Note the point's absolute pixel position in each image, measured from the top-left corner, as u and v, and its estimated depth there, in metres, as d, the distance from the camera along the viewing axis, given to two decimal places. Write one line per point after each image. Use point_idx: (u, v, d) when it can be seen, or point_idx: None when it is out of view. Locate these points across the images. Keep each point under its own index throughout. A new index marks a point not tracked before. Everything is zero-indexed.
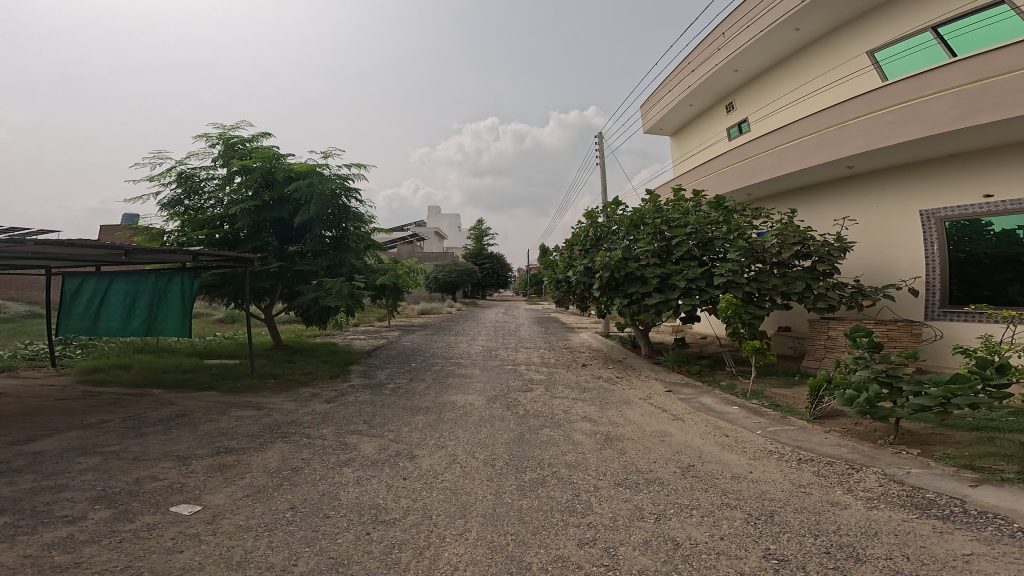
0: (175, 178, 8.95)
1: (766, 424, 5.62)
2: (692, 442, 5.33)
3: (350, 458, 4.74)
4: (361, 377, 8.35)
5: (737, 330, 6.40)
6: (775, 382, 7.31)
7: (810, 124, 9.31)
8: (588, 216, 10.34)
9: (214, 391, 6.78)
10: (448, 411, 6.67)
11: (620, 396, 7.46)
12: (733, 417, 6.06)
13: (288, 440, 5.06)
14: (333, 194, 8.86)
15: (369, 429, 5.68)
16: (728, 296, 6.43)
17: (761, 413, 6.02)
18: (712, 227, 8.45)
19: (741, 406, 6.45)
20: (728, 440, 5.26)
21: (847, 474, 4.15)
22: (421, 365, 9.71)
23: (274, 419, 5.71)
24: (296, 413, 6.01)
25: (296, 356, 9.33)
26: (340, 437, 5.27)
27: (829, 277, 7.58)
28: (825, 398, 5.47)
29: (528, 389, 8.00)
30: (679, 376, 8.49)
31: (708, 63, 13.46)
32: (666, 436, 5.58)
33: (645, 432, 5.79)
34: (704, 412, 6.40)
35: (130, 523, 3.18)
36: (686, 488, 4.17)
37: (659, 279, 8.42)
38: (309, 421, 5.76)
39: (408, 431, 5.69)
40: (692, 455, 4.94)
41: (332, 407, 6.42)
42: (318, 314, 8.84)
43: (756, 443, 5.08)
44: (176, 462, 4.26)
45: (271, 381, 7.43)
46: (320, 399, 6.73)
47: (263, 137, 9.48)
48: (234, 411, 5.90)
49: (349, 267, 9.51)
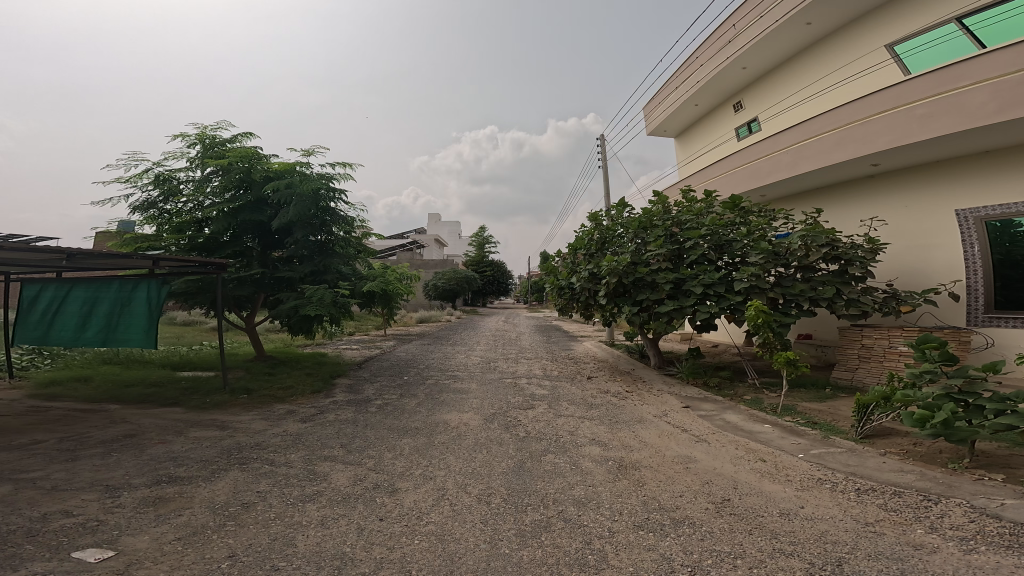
0: (152, 181, 8.42)
1: (808, 446, 4.86)
2: (722, 469, 4.59)
3: (316, 492, 4.00)
4: (345, 391, 7.58)
5: (764, 340, 5.68)
6: (806, 396, 6.55)
7: (830, 120, 8.71)
8: (591, 218, 9.71)
9: (178, 408, 6.05)
10: (439, 433, 5.92)
11: (632, 414, 6.69)
12: (767, 438, 5.29)
13: (246, 467, 4.34)
14: (315, 195, 8.20)
15: (347, 455, 4.93)
16: (755, 302, 5.67)
17: (799, 433, 5.26)
18: (728, 229, 7.78)
19: (773, 424, 5.68)
20: (767, 467, 4.49)
21: (924, 508, 3.40)
22: (414, 379, 8.92)
23: (237, 441, 4.99)
24: (264, 435, 5.27)
25: (277, 369, 8.57)
26: (309, 465, 4.55)
27: (860, 282, 6.90)
28: (874, 415, 4.76)
29: (529, 406, 7.24)
30: (696, 390, 7.73)
31: (715, 60, 12.97)
32: (689, 463, 4.84)
33: (663, 457, 5.04)
34: (731, 432, 5.63)
35: (12, 572, 2.56)
36: (723, 530, 3.43)
37: (672, 285, 7.69)
38: (277, 444, 5.03)
39: (391, 458, 4.94)
40: (725, 486, 4.20)
41: (308, 428, 5.68)
42: (301, 323, 8.12)
43: (800, 470, 4.33)
44: (102, 494, 3.62)
45: (244, 396, 6.69)
46: (296, 417, 6.00)
47: (246, 136, 8.92)
48: (192, 431, 5.17)
49: (337, 273, 8.81)
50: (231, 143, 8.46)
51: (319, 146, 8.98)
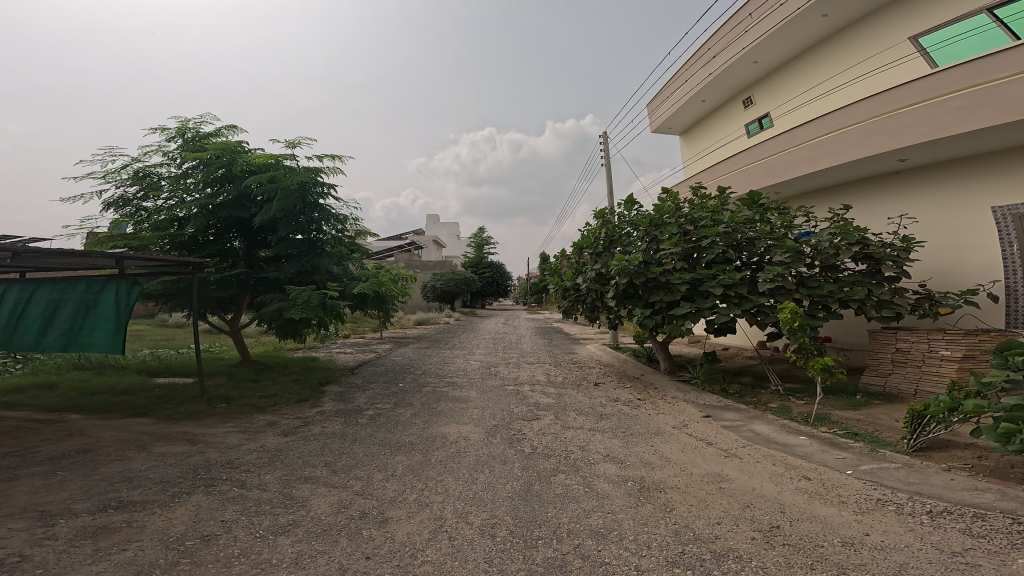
0: (130, 176, 7.87)
1: (856, 461, 4.36)
2: (763, 490, 4.04)
3: (291, 522, 3.41)
4: (334, 400, 6.97)
5: (798, 346, 5.14)
6: (839, 404, 6.05)
7: (853, 113, 8.24)
8: (598, 215, 9.17)
9: (147, 418, 5.46)
10: (437, 448, 5.34)
11: (649, 426, 6.12)
12: (806, 451, 4.76)
13: (212, 490, 3.76)
14: (301, 189, 7.60)
15: (330, 476, 4.34)
16: (789, 304, 5.14)
17: (842, 446, 4.74)
18: (747, 226, 7.27)
19: (810, 436, 5.15)
20: (814, 486, 4.00)
21: (1018, 535, 2.94)
22: (410, 386, 8.30)
23: (207, 458, 4.41)
24: (238, 451, 4.68)
25: (261, 375, 7.94)
26: (286, 488, 3.96)
27: (893, 282, 6.40)
28: (930, 425, 4.31)
29: (534, 417, 6.67)
30: (714, 397, 7.18)
31: (724, 54, 12.49)
32: (722, 483, 4.27)
33: (691, 476, 4.48)
34: (763, 445, 5.08)
35: None
36: (778, 564, 2.90)
37: (688, 286, 7.14)
38: (252, 462, 4.44)
39: (382, 480, 4.35)
40: (771, 510, 3.67)
41: (289, 442, 5.09)
42: (287, 325, 7.51)
43: (854, 489, 3.85)
44: (35, 521, 3.05)
45: (222, 406, 6.08)
46: (276, 430, 5.40)
47: (229, 129, 8.36)
48: (157, 446, 4.58)
49: (326, 272, 8.20)
50: (214, 135, 7.89)
51: (307, 137, 8.40)
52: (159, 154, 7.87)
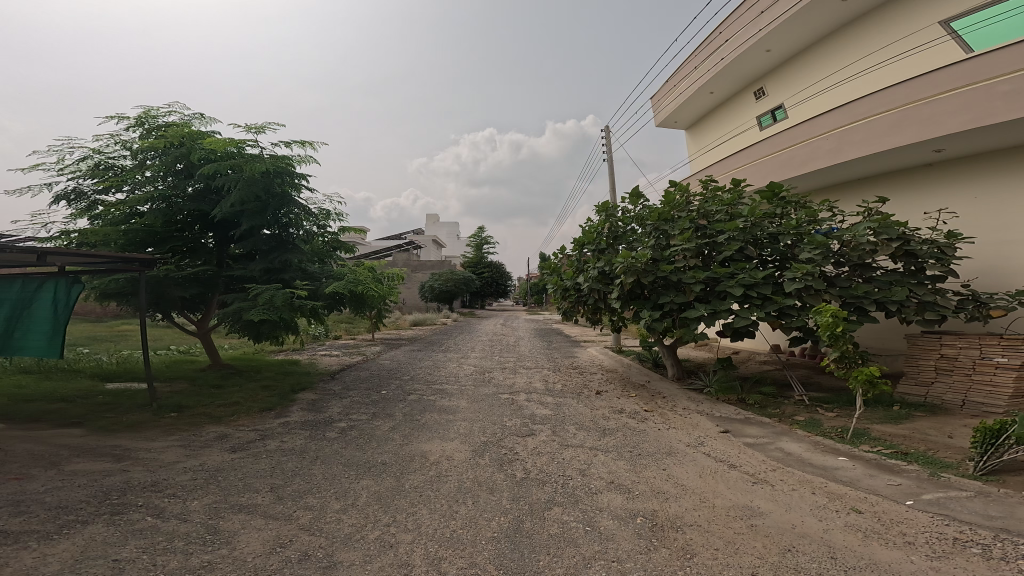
0: (85, 167, 7.21)
1: (917, 489, 3.65)
2: (805, 528, 3.29)
3: (204, 564, 2.71)
4: (305, 409, 6.23)
5: (839, 354, 4.36)
6: (878, 417, 5.34)
7: (882, 100, 7.53)
8: (601, 208, 8.42)
9: (77, 430, 4.78)
10: (413, 470, 4.61)
11: (658, 444, 5.37)
12: (851, 476, 4.02)
13: (116, 520, 3.12)
14: (268, 178, 6.85)
15: (274, 504, 3.60)
16: (829, 306, 4.42)
17: (896, 470, 4.02)
18: (768, 221, 6.53)
19: (852, 457, 4.41)
20: (868, 521, 3.29)
21: None
22: (393, 394, 7.52)
23: (127, 480, 3.74)
24: (169, 471, 3.99)
25: (227, 381, 7.20)
26: (211, 520, 3.26)
27: (934, 283, 5.68)
28: (1007, 445, 3.66)
29: (528, 432, 5.91)
30: (732, 409, 6.43)
31: (735, 42, 11.74)
32: (754, 519, 3.51)
33: (712, 509, 3.74)
34: (796, 469, 4.33)
35: None
36: None
37: (702, 286, 6.40)
38: (182, 486, 3.74)
39: (338, 511, 3.63)
40: (819, 555, 2.94)
41: (236, 460, 4.37)
42: (250, 326, 6.75)
43: (921, 524, 3.17)
44: None
45: (171, 416, 5.37)
46: (224, 446, 4.68)
47: (195, 118, 7.65)
48: (72, 463, 3.92)
49: (298, 270, 7.46)
50: (178, 123, 7.17)
51: (277, 122, 7.63)
52: (117, 144, 7.17)
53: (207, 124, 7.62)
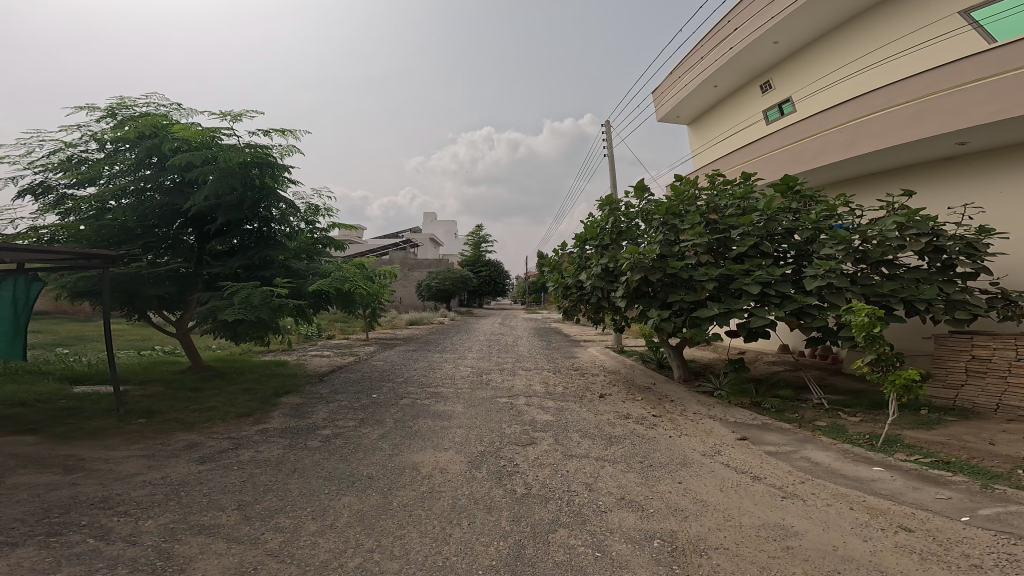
0: (53, 161, 6.76)
1: (971, 504, 3.26)
2: (849, 550, 2.89)
3: None
4: (287, 415, 5.78)
5: (875, 357, 3.97)
6: (908, 422, 4.96)
7: (902, 91, 7.13)
8: (604, 202, 8.00)
9: (29, 437, 4.33)
10: (402, 484, 4.19)
11: (670, 453, 4.96)
12: (890, 489, 3.64)
13: (48, 544, 2.72)
14: (245, 170, 6.38)
15: (239, 525, 3.17)
16: (865, 304, 3.99)
17: (943, 482, 3.63)
18: (784, 215, 6.12)
19: (888, 467, 4.02)
20: (921, 541, 2.90)
21: None
22: (384, 398, 7.07)
23: (74, 495, 3.32)
24: (125, 484, 3.56)
25: (206, 385, 6.72)
26: (165, 542, 2.85)
27: (964, 280, 5.30)
28: None
29: (528, 440, 5.50)
30: (747, 413, 6.03)
31: (741, 33, 11.32)
32: (789, 540, 3.10)
33: (739, 529, 3.33)
34: (827, 481, 3.94)
35: None
36: None
37: (715, 285, 5.97)
38: (137, 502, 3.31)
39: (315, 533, 3.20)
40: None
41: (204, 472, 3.94)
42: (225, 328, 6.28)
43: (983, 545, 2.79)
44: None
45: (138, 422, 4.93)
46: (192, 456, 4.24)
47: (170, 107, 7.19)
48: (13, 477, 3.49)
49: (277, 268, 7.01)
50: (150, 113, 6.72)
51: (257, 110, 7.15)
52: (87, 135, 6.69)
53: (184, 114, 7.14)
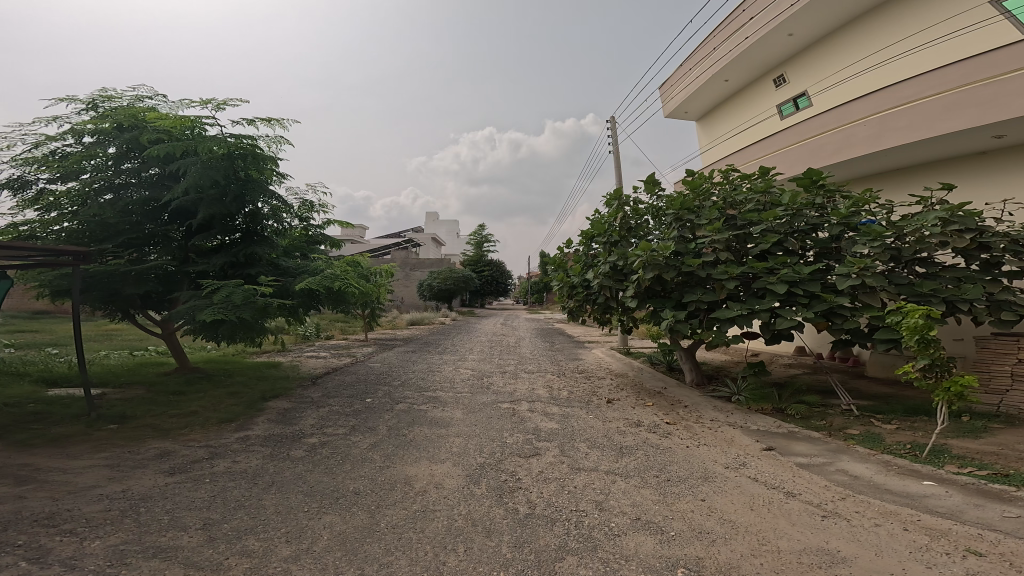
0: (31, 154, 6.43)
1: None
2: None
3: None
4: (273, 421, 5.39)
5: (930, 362, 3.55)
6: (950, 429, 4.57)
7: (933, 81, 6.66)
8: (612, 197, 7.57)
9: None
10: (392, 499, 3.80)
11: (689, 466, 4.54)
12: (949, 507, 3.26)
13: None
14: (229, 162, 6.05)
15: (201, 548, 2.77)
16: (920, 305, 3.55)
17: (1006, 499, 3.27)
18: (810, 211, 5.67)
19: (940, 481, 3.65)
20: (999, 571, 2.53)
21: None
22: (379, 403, 6.67)
23: (16, 511, 2.93)
24: (75, 499, 3.16)
25: (191, 388, 6.36)
26: (109, 568, 2.45)
27: (1011, 280, 4.85)
28: None
29: (531, 450, 5.09)
30: (769, 420, 5.63)
31: (755, 24, 10.83)
32: (838, 568, 2.70)
33: (776, 554, 2.92)
34: (871, 496, 3.57)
35: None
36: None
37: (735, 285, 5.54)
38: (86, 520, 2.91)
39: (290, 557, 2.81)
40: None
41: (171, 485, 3.55)
42: (206, 329, 5.88)
43: None
44: None
45: (110, 428, 4.55)
46: (160, 467, 3.84)
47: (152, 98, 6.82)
48: None
49: (264, 266, 6.61)
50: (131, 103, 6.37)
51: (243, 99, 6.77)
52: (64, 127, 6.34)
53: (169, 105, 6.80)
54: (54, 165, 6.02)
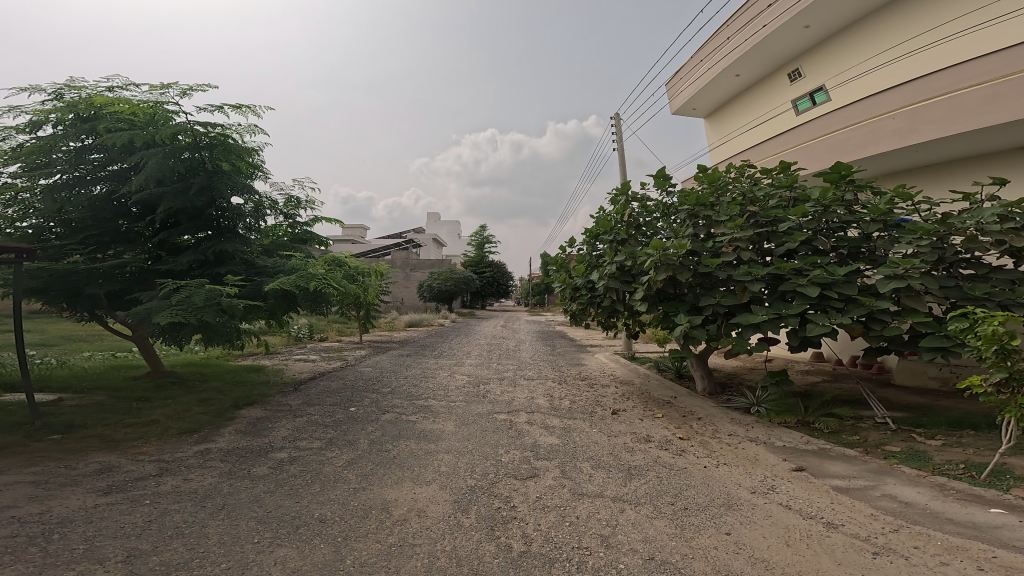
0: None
1: None
2: None
3: None
4: (242, 433, 4.86)
5: (1006, 376, 3.03)
6: (1007, 447, 4.02)
7: (973, 70, 6.10)
8: (618, 192, 7.02)
9: None
10: (365, 528, 3.27)
11: (708, 491, 3.98)
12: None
13: None
14: (195, 151, 5.60)
15: None
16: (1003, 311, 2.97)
17: None
18: (840, 207, 5.10)
19: (1011, 509, 3.11)
20: None
21: None
22: (364, 413, 6.14)
23: None
24: None
25: (160, 394, 5.83)
26: None
27: None
28: None
29: (528, 471, 4.54)
30: (795, 434, 5.07)
31: (771, 15, 10.28)
32: None
33: None
34: (930, 528, 3.03)
35: None
36: None
37: (757, 288, 4.97)
38: None
39: None
40: None
41: (100, 507, 3.02)
42: (168, 331, 5.34)
43: None
44: None
45: (49, 440, 4.02)
46: (93, 486, 3.30)
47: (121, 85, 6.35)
48: None
49: (237, 264, 6.07)
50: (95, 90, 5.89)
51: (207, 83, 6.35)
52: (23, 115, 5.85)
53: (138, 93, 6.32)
54: (11, 155, 5.52)
